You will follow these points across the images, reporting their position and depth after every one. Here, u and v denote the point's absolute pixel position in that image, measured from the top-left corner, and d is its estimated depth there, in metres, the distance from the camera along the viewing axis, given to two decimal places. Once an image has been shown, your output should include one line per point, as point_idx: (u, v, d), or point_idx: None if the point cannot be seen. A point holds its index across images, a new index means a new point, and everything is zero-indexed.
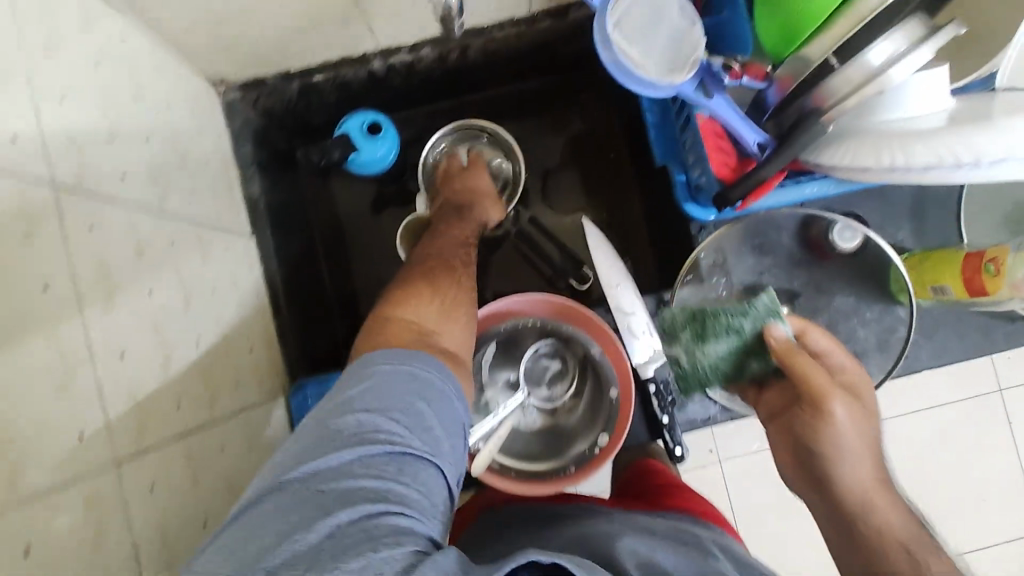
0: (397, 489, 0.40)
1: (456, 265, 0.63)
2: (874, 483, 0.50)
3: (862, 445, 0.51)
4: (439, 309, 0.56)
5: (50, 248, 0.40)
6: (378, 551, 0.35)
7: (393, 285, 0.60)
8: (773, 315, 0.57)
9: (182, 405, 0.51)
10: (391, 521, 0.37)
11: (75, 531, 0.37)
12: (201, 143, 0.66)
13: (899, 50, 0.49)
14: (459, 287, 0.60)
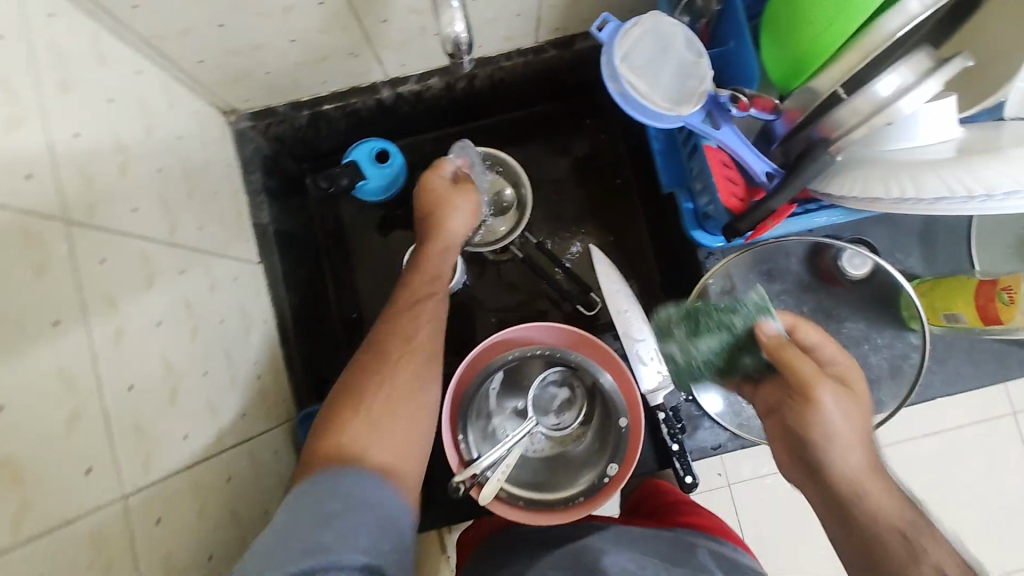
0: None
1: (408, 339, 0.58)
2: (876, 480, 0.47)
3: (856, 440, 0.49)
4: (374, 419, 0.51)
5: (61, 281, 0.40)
6: None
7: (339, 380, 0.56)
8: (763, 311, 0.56)
9: (189, 435, 0.50)
10: None
11: (80, 567, 0.36)
12: (210, 172, 0.66)
13: (906, 83, 0.48)
14: (401, 376, 0.54)
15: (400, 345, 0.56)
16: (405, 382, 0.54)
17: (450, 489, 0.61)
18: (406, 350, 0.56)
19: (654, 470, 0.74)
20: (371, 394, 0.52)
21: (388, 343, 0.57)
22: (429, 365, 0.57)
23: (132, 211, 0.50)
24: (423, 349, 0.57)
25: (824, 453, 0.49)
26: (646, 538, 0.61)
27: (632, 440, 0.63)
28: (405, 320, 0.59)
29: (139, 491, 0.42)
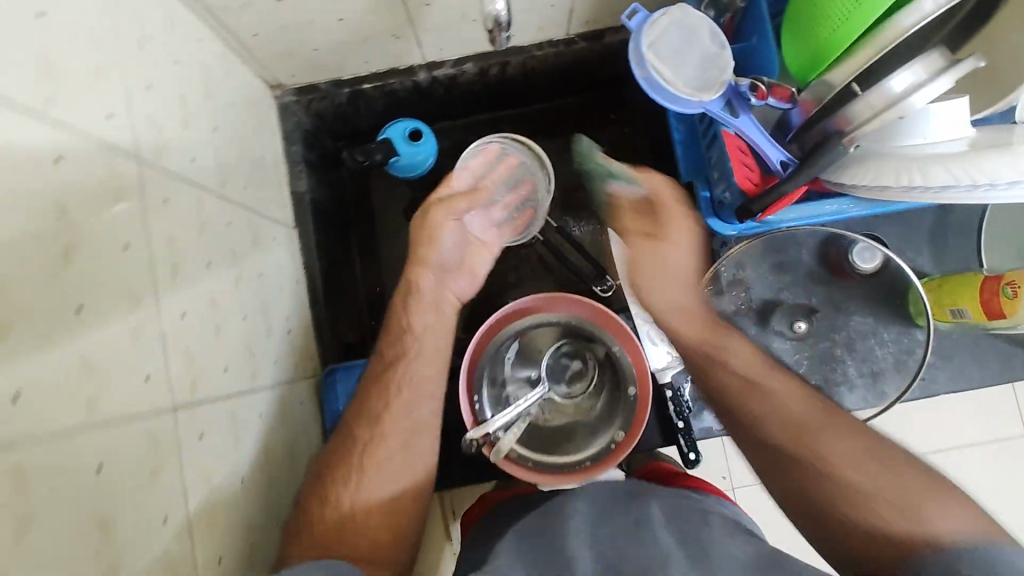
0: None
1: (386, 408, 0.66)
2: (802, 417, 0.55)
3: (692, 320, 0.67)
4: (353, 493, 0.60)
5: (132, 212, 0.44)
6: None
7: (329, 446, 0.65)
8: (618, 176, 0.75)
9: (230, 370, 0.54)
10: None
11: (139, 463, 0.40)
12: (257, 138, 0.71)
13: (919, 80, 0.52)
14: (378, 450, 0.63)
15: (371, 427, 0.64)
16: (381, 471, 0.63)
17: (464, 447, 0.65)
18: (376, 439, 0.63)
19: (659, 445, 0.76)
20: (346, 480, 0.61)
21: (363, 424, 0.64)
22: (403, 446, 0.64)
23: (191, 161, 0.54)
24: (397, 435, 0.64)
25: (759, 420, 0.57)
26: (623, 531, 0.53)
27: (639, 411, 0.66)
28: (377, 399, 0.65)
29: (187, 409, 0.46)
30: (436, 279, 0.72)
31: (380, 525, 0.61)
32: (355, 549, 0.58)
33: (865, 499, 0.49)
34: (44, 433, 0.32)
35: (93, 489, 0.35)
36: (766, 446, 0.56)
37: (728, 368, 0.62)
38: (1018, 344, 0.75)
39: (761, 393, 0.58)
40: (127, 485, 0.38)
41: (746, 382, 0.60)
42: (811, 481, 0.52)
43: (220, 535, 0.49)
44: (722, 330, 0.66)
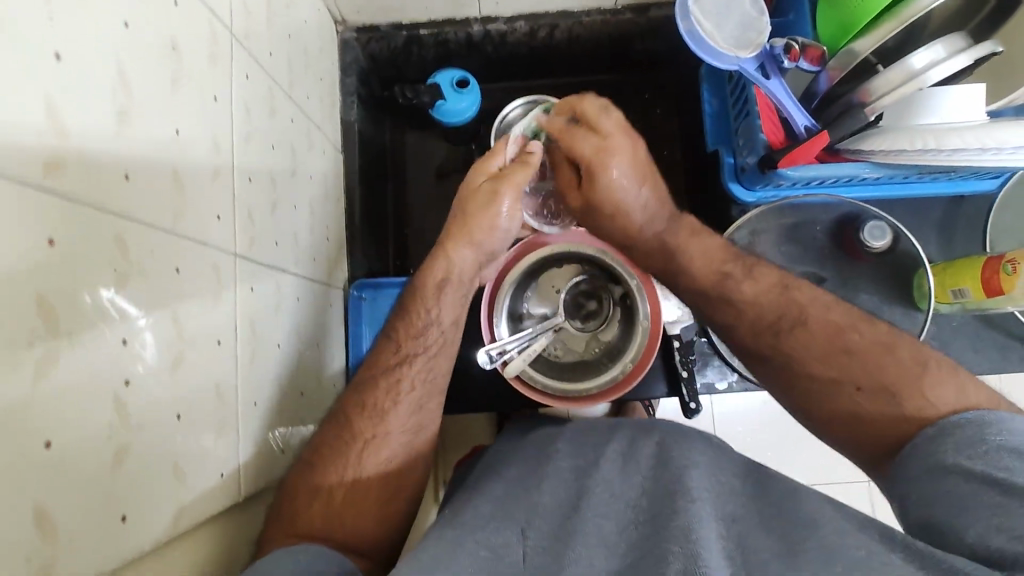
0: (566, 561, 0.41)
1: (387, 409, 0.56)
2: (828, 337, 0.54)
3: (706, 261, 0.64)
4: (345, 500, 0.53)
5: (223, 69, 0.48)
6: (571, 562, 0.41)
7: (318, 445, 0.56)
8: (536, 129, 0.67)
9: (279, 244, 0.58)
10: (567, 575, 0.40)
11: (207, 283, 0.44)
12: (322, 60, 0.76)
13: (938, 58, 0.59)
14: (379, 451, 0.55)
15: (374, 421, 0.56)
16: (380, 464, 0.55)
17: (479, 363, 0.68)
18: (380, 436, 0.56)
19: (662, 396, 0.78)
20: (341, 475, 0.54)
21: (364, 417, 0.56)
22: (407, 444, 0.57)
23: (268, 54, 0.59)
24: (401, 432, 0.57)
25: (785, 356, 0.56)
26: (623, 481, 0.48)
27: (648, 347, 0.70)
28: (383, 393, 0.57)
29: (244, 260, 0.50)
30: (475, 256, 0.63)
31: (369, 523, 0.53)
32: (341, 537, 0.51)
33: (894, 406, 0.48)
34: (139, 221, 0.36)
35: (170, 283, 0.39)
36: (792, 378, 0.55)
37: (747, 308, 0.59)
38: (1014, 338, 0.77)
39: (785, 323, 0.57)
40: (196, 299, 0.42)
41: (768, 321, 0.58)
42: (848, 407, 0.51)
43: (257, 384, 0.51)
44: (738, 267, 0.62)
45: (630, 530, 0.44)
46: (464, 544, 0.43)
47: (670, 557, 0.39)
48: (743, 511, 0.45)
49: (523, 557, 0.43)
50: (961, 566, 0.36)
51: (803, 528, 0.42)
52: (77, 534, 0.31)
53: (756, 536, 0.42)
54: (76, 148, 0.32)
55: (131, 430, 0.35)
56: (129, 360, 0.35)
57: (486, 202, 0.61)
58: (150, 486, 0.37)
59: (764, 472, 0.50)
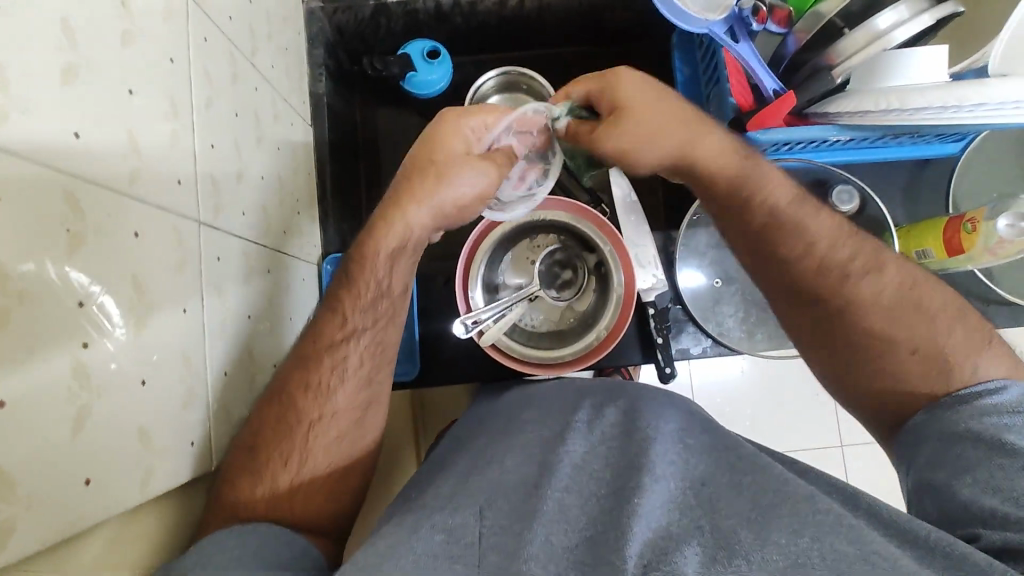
0: (532, 535, 0.40)
1: (325, 381, 0.54)
2: (895, 290, 0.55)
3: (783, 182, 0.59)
4: (293, 472, 0.52)
5: (177, 32, 0.46)
6: (536, 538, 0.40)
7: (250, 425, 0.52)
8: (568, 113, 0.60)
9: (246, 215, 0.57)
10: (536, 540, 0.40)
11: (169, 250, 0.43)
12: (286, 28, 0.73)
13: (902, 18, 0.60)
14: (326, 425, 0.54)
15: (321, 392, 0.54)
16: (330, 435, 0.55)
17: (455, 333, 0.68)
18: (326, 416, 0.54)
19: (637, 362, 0.79)
20: (284, 458, 0.52)
21: (315, 377, 0.54)
22: (355, 422, 0.56)
23: (228, 18, 0.56)
24: (349, 405, 0.56)
25: (846, 301, 0.55)
26: (588, 453, 0.48)
27: (620, 317, 0.71)
28: (329, 370, 0.55)
29: (207, 228, 0.49)
30: (435, 220, 0.56)
31: (320, 492, 0.54)
32: (291, 510, 0.52)
33: (943, 376, 0.51)
34: (90, 180, 0.35)
35: (132, 248, 0.39)
36: (849, 321, 0.55)
37: (817, 241, 0.57)
38: (976, 299, 0.79)
39: (853, 269, 0.56)
40: (155, 265, 0.41)
41: (840, 263, 0.56)
42: (877, 384, 0.54)
43: (224, 353, 0.51)
44: (809, 203, 0.59)
45: (597, 500, 0.44)
46: (421, 529, 0.42)
47: (633, 534, 0.39)
48: (713, 471, 0.46)
49: (480, 538, 0.42)
50: (921, 532, 0.40)
51: (774, 491, 0.43)
52: (41, 497, 0.31)
53: (726, 498, 0.43)
54: (21, 101, 0.30)
55: (93, 394, 0.34)
56: (90, 321, 0.35)
57: (459, 165, 0.55)
58: (118, 455, 0.36)
59: (720, 431, 0.53)
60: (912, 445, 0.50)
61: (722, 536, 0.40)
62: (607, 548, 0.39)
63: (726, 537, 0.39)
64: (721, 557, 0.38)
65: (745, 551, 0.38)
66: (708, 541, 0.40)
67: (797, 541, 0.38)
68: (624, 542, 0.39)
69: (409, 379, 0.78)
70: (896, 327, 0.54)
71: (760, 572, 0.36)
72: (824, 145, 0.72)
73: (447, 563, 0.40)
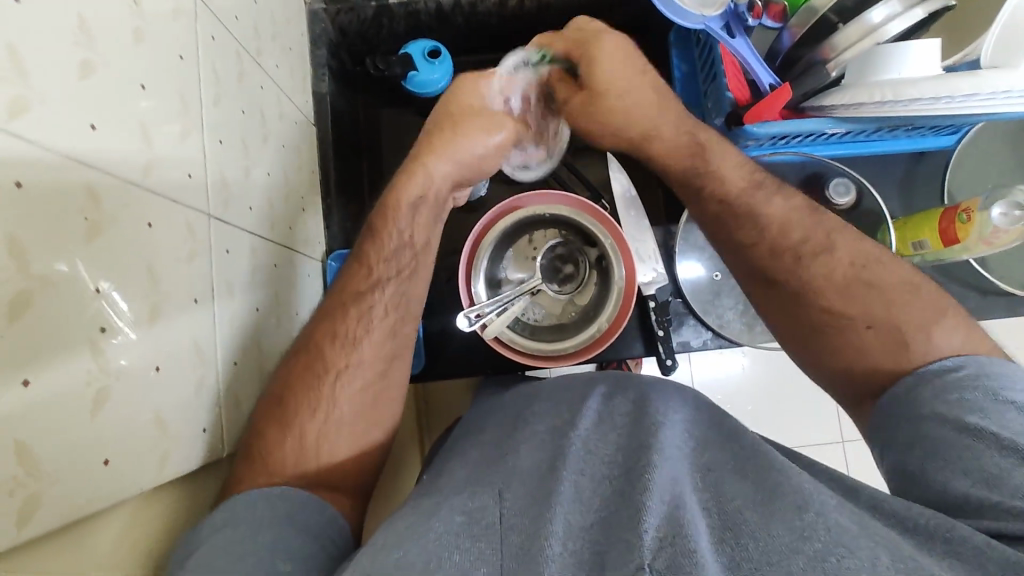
0: (551, 523, 0.40)
1: (355, 334, 0.57)
2: (848, 271, 0.57)
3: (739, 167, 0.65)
4: (320, 427, 0.53)
5: (186, 31, 0.48)
6: (554, 522, 0.40)
7: (280, 379, 0.55)
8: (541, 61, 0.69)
9: (253, 210, 0.58)
10: (552, 526, 0.40)
11: (181, 241, 0.44)
12: (289, 29, 0.74)
13: (894, 12, 0.60)
14: (357, 370, 0.56)
15: (345, 349, 0.56)
16: (354, 394, 0.55)
17: (459, 326, 0.68)
18: (353, 364, 0.56)
19: (639, 354, 0.80)
20: (312, 408, 0.53)
21: (334, 348, 0.56)
22: (379, 374, 0.57)
23: (234, 18, 0.58)
24: (368, 371, 0.57)
25: (803, 282, 0.58)
26: (598, 436, 0.49)
27: (621, 310, 0.72)
28: (354, 321, 0.57)
29: (217, 222, 0.50)
30: (453, 172, 0.66)
31: (345, 456, 0.54)
32: (317, 474, 0.52)
33: (900, 350, 0.52)
34: (106, 172, 0.36)
35: (146, 239, 0.40)
36: (806, 306, 0.58)
37: (770, 222, 0.61)
38: (972, 289, 0.80)
39: (808, 248, 0.59)
40: (170, 258, 0.42)
41: (792, 243, 0.59)
42: (866, 358, 0.54)
43: (235, 345, 0.52)
44: (766, 183, 0.64)
45: (610, 480, 0.45)
46: (440, 511, 0.44)
47: (649, 509, 0.39)
48: (718, 460, 0.47)
49: (498, 519, 0.43)
50: (920, 520, 0.40)
51: (776, 473, 0.44)
52: (64, 475, 0.32)
53: (730, 482, 0.44)
54: (40, 94, 0.32)
55: (112, 379, 0.36)
56: (107, 307, 0.36)
57: (467, 121, 0.66)
58: (136, 439, 0.37)
59: (726, 419, 0.54)
60: (882, 435, 0.50)
61: (729, 516, 0.40)
62: (621, 527, 0.40)
63: (732, 517, 0.40)
64: (729, 537, 0.39)
65: (751, 530, 0.39)
66: (717, 522, 0.40)
67: (802, 516, 0.39)
68: (640, 519, 0.39)
69: (415, 373, 0.79)
70: (850, 305, 0.55)
71: (768, 549, 0.37)
72: (821, 138, 0.73)
73: (469, 543, 0.41)
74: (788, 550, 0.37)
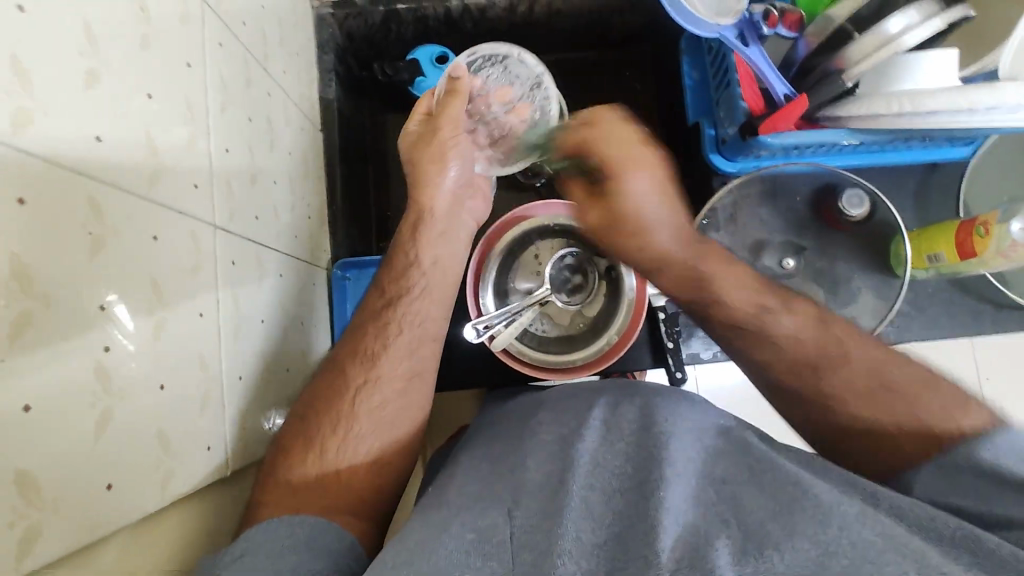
0: (562, 540, 0.39)
1: (377, 350, 0.57)
2: (868, 376, 0.52)
3: (745, 287, 0.60)
4: (338, 443, 0.52)
5: (193, 37, 0.46)
6: (564, 537, 0.39)
7: (308, 396, 0.56)
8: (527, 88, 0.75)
9: (259, 219, 0.57)
10: (562, 538, 0.39)
11: (187, 254, 0.43)
12: (297, 34, 0.73)
13: (911, 24, 0.60)
14: (378, 389, 0.55)
15: (365, 367, 0.56)
16: (374, 412, 0.54)
17: (467, 338, 0.67)
18: (372, 380, 0.55)
19: (648, 366, 0.79)
20: (334, 425, 0.53)
21: (358, 363, 0.57)
22: (401, 392, 0.56)
23: (242, 23, 0.57)
24: (392, 383, 0.56)
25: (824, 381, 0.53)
26: (606, 450, 0.47)
27: (631, 322, 0.71)
28: (373, 338, 0.58)
29: (222, 233, 0.49)
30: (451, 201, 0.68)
31: (365, 475, 0.53)
32: (335, 494, 0.51)
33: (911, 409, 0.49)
34: (113, 184, 0.35)
35: (151, 252, 0.39)
36: (818, 399, 0.53)
37: (784, 342, 0.56)
38: (988, 302, 0.79)
39: (826, 359, 0.54)
40: (177, 270, 0.41)
41: (806, 355, 0.55)
42: (874, 428, 0.50)
43: (241, 359, 0.51)
44: (775, 301, 0.59)
45: (622, 494, 0.43)
46: (451, 527, 0.42)
47: (663, 526, 0.39)
48: (732, 471, 0.45)
49: (510, 536, 0.41)
50: (943, 530, 0.38)
51: (794, 485, 0.42)
52: (65, 498, 0.31)
53: (746, 494, 0.42)
54: (43, 104, 0.30)
55: (116, 398, 0.34)
56: (111, 328, 0.34)
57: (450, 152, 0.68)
58: (137, 460, 0.36)
59: (732, 430, 0.52)
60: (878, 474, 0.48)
61: (750, 529, 0.39)
62: (637, 544, 0.39)
63: (753, 530, 0.39)
64: (751, 547, 0.37)
65: (776, 541, 0.37)
66: (738, 534, 0.39)
67: (824, 530, 0.38)
68: (655, 536, 0.38)
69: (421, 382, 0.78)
70: (878, 407, 0.50)
71: (793, 564, 0.36)
72: (834, 148, 0.72)
73: (482, 561, 0.40)
74: (812, 565, 0.36)
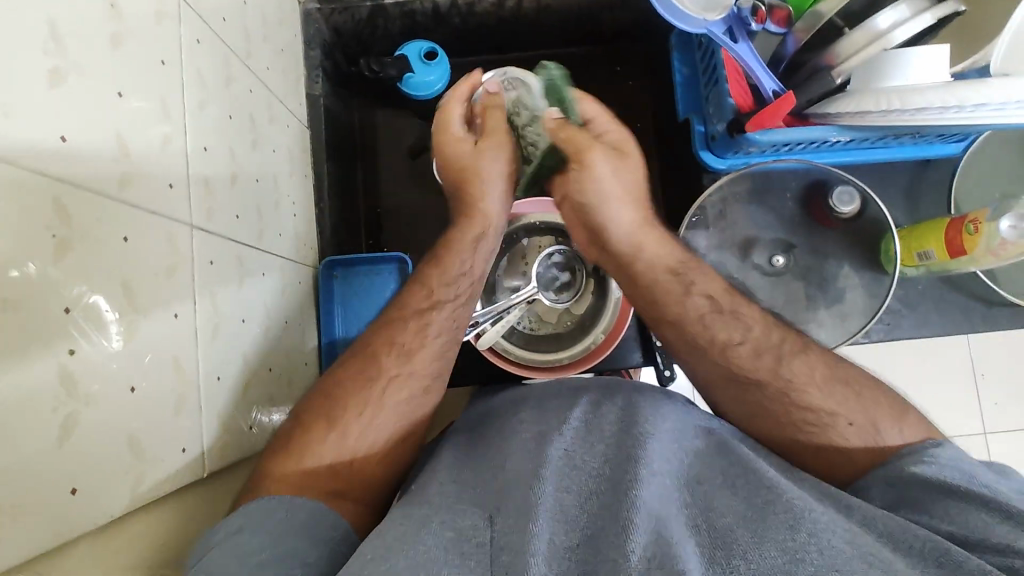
0: (534, 539, 0.39)
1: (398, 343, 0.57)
2: (825, 371, 0.53)
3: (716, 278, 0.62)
4: (361, 428, 0.52)
5: (168, 34, 0.46)
6: (539, 535, 0.39)
7: (333, 374, 0.56)
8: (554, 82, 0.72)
9: (240, 217, 0.56)
10: (534, 538, 0.39)
11: (162, 255, 0.42)
12: (281, 30, 0.72)
13: (902, 18, 0.60)
14: (409, 377, 0.55)
15: (399, 359, 0.56)
16: (400, 400, 0.55)
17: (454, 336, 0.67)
18: (403, 374, 0.55)
19: (638, 363, 0.78)
20: (359, 410, 0.53)
21: (389, 353, 0.56)
22: (425, 389, 0.56)
23: (222, 19, 0.56)
24: (419, 375, 0.56)
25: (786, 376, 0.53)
26: (586, 450, 0.47)
27: (617, 321, 0.71)
28: (412, 332, 0.57)
29: (200, 232, 0.48)
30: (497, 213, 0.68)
31: (375, 461, 0.53)
32: (343, 477, 0.50)
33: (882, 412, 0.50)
34: (81, 185, 0.35)
35: (122, 253, 0.38)
36: (783, 397, 0.53)
37: (752, 332, 0.57)
38: (978, 300, 0.79)
39: (784, 352, 0.55)
40: (151, 271, 0.41)
41: (767, 347, 0.56)
42: (834, 433, 0.50)
43: (221, 359, 0.50)
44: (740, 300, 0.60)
45: (597, 497, 0.43)
46: (426, 527, 0.42)
47: (635, 527, 0.38)
48: (707, 474, 0.46)
49: (487, 538, 0.41)
50: (914, 542, 0.39)
51: (768, 489, 0.42)
52: (29, 502, 0.31)
53: (721, 499, 0.43)
54: (5, 105, 0.30)
55: (82, 402, 0.34)
56: (78, 331, 0.34)
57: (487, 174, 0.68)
58: (105, 463, 0.36)
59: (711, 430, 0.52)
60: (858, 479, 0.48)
61: (720, 536, 0.39)
62: (608, 546, 0.39)
63: (723, 537, 0.39)
64: (720, 557, 0.38)
65: (743, 551, 0.38)
66: (707, 541, 0.39)
67: (793, 536, 0.38)
68: (626, 537, 0.38)
69: None
70: (831, 401, 0.51)
71: (759, 572, 0.36)
72: (825, 146, 0.71)
73: (457, 561, 0.39)
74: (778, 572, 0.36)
